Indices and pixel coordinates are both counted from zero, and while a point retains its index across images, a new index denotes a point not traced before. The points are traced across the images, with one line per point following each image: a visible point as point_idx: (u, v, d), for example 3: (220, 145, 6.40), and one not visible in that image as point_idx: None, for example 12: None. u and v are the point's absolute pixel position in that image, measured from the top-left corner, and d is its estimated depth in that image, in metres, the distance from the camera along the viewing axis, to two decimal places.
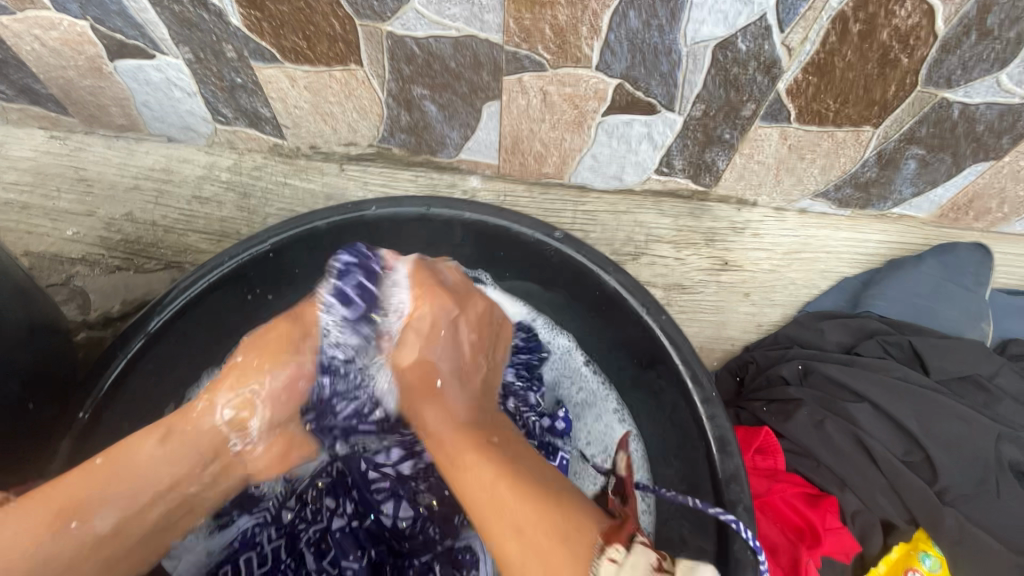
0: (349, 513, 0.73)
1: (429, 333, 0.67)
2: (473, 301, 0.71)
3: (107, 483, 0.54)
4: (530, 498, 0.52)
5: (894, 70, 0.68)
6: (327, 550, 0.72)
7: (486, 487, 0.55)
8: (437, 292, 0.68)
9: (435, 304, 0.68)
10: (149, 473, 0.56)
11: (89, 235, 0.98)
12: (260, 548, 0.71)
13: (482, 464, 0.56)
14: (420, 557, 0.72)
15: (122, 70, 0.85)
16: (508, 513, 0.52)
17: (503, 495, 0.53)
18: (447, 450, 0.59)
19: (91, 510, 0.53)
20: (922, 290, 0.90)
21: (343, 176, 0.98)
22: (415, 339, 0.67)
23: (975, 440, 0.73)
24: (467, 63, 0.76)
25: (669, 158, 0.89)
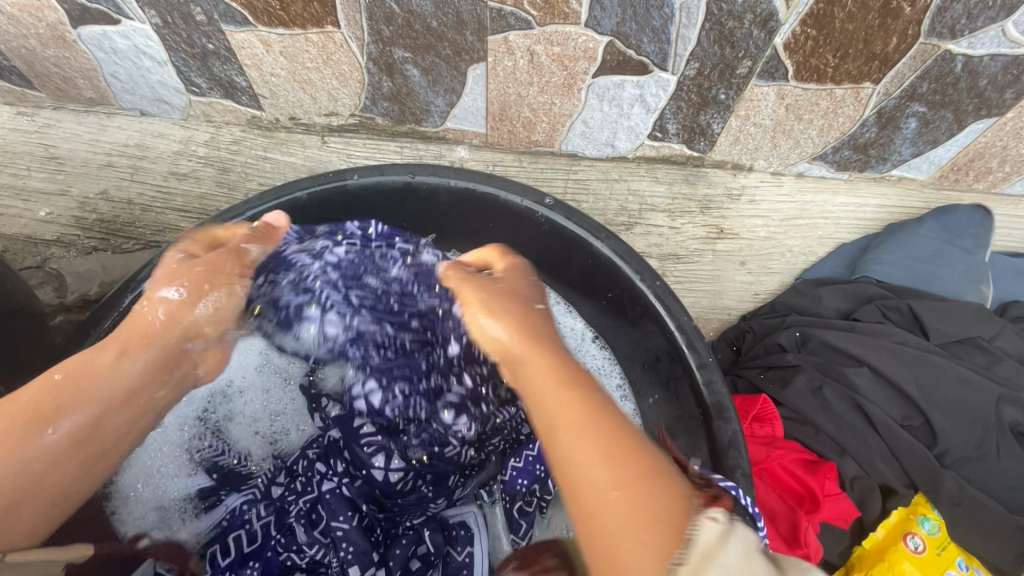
0: (341, 473, 0.71)
1: (519, 271, 0.66)
2: (217, 265, 0.63)
3: (72, 385, 0.52)
4: (620, 447, 0.46)
5: (897, 20, 0.65)
6: (318, 519, 0.68)
7: (580, 433, 0.47)
8: (191, 267, 0.61)
9: (217, 288, 0.62)
10: (118, 364, 0.55)
11: (64, 215, 0.94)
12: (249, 526, 0.69)
13: (578, 401, 0.49)
14: (413, 518, 0.72)
15: (86, 37, 0.81)
16: (588, 453, 0.45)
17: (589, 424, 0.47)
18: (545, 389, 0.51)
19: (60, 406, 0.51)
20: (921, 253, 0.88)
21: (325, 148, 0.94)
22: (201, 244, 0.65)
23: (975, 403, 0.72)
24: (451, 23, 0.72)
25: (663, 122, 0.86)
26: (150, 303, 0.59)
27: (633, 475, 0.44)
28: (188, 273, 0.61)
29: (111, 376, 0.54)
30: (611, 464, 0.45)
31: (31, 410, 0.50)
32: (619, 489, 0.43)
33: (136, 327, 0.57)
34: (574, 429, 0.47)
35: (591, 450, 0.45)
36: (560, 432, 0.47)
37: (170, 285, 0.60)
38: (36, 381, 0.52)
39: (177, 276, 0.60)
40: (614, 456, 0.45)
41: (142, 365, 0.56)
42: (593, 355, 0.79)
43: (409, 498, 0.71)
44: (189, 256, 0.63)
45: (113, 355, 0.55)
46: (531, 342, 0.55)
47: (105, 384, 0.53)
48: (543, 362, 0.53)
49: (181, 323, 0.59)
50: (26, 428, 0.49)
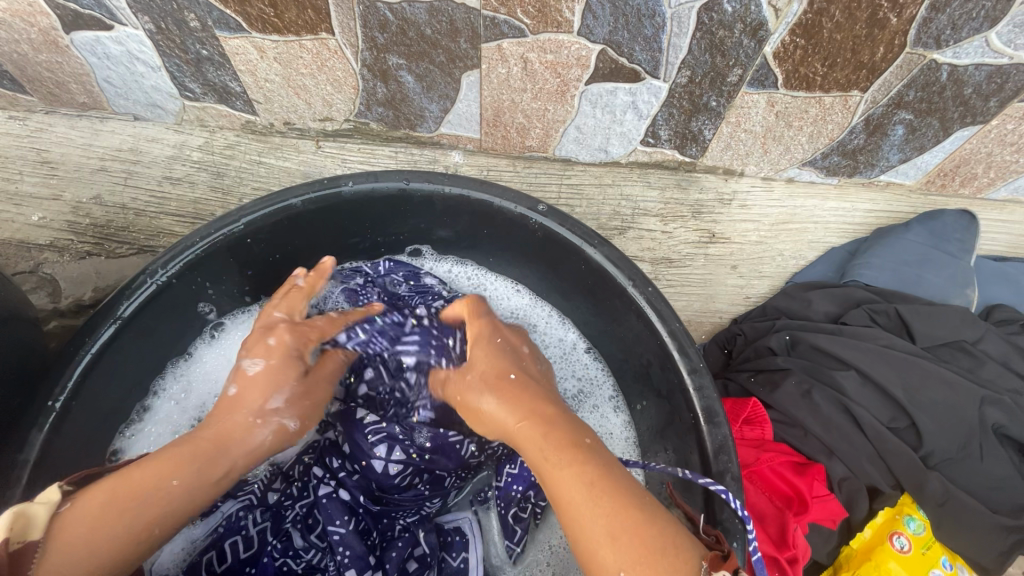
0: (337, 471, 0.71)
1: (483, 340, 0.67)
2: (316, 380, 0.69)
3: (207, 458, 0.55)
4: (623, 513, 0.46)
5: (883, 30, 0.67)
6: (315, 523, 0.69)
7: (587, 509, 0.47)
8: (292, 364, 0.66)
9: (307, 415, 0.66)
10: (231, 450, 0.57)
11: (57, 220, 0.93)
12: (245, 533, 0.68)
13: (576, 470, 0.48)
14: (407, 518, 0.71)
15: (79, 43, 0.81)
16: (597, 531, 0.45)
17: (594, 497, 0.47)
18: (541, 463, 0.50)
19: (193, 487, 0.53)
20: (909, 258, 0.89)
21: (320, 153, 0.95)
22: (295, 296, 0.72)
23: (959, 406, 0.74)
24: (444, 30, 0.73)
25: (655, 128, 0.87)
26: (252, 414, 0.60)
27: (635, 535, 0.45)
28: (304, 393, 0.66)
29: (213, 487, 0.55)
30: (616, 540, 0.45)
31: (145, 487, 0.50)
32: (620, 560, 0.44)
33: (233, 432, 0.58)
34: (579, 506, 0.47)
35: (593, 528, 0.46)
36: (567, 511, 0.48)
37: (276, 389, 0.63)
38: (156, 468, 0.52)
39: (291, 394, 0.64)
40: (616, 525, 0.45)
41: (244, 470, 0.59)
42: (586, 365, 0.81)
43: (406, 494, 0.71)
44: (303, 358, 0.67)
45: (223, 468, 0.56)
46: (522, 422, 0.54)
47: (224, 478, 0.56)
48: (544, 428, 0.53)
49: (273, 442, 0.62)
50: (152, 507, 0.50)
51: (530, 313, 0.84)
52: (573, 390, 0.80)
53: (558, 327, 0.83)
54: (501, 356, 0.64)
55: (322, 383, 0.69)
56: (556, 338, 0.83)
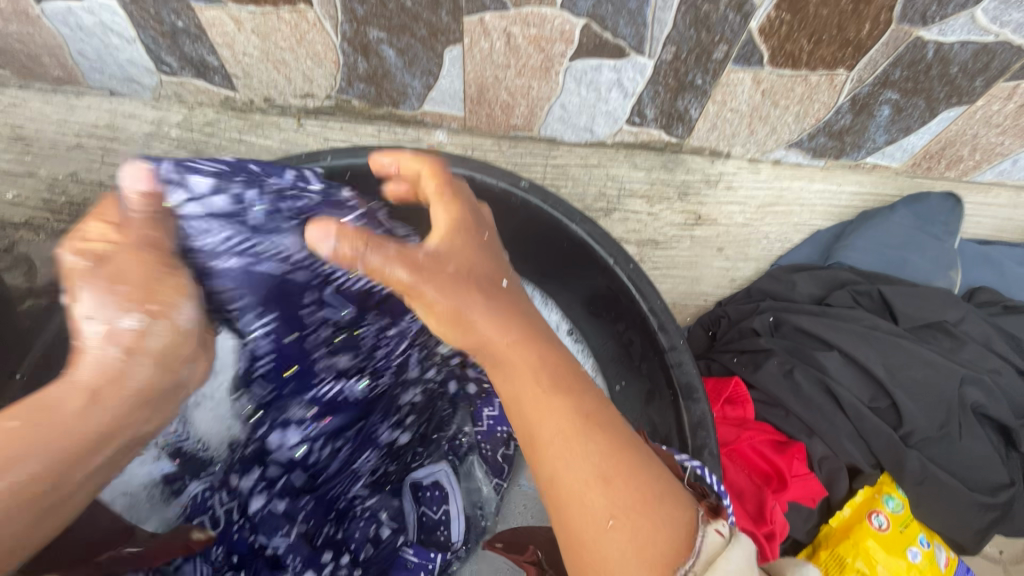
0: (257, 484, 0.66)
1: (466, 225, 0.50)
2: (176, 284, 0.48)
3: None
4: (618, 460, 0.42)
5: (869, 5, 0.66)
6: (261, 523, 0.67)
7: (574, 450, 0.42)
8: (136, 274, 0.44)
9: (147, 303, 0.44)
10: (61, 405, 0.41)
11: (32, 198, 0.92)
12: (213, 512, 0.66)
13: (571, 400, 0.44)
14: (366, 501, 0.73)
15: (51, 13, 0.78)
16: (585, 470, 0.42)
17: (586, 440, 0.43)
18: (532, 388, 0.44)
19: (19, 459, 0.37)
20: (893, 240, 0.89)
21: (301, 131, 0.93)
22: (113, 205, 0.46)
23: (940, 385, 0.73)
24: (425, 2, 0.71)
25: (641, 107, 0.86)
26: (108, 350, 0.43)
27: (625, 479, 0.42)
28: (134, 283, 0.44)
29: (85, 424, 0.41)
30: (609, 483, 0.41)
31: None
32: (611, 504, 0.41)
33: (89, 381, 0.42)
34: (562, 446, 0.42)
35: (580, 471, 0.41)
36: (549, 449, 0.43)
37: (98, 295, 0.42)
38: None
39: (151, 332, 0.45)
40: (605, 473, 0.41)
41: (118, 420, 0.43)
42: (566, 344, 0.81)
43: (330, 470, 0.69)
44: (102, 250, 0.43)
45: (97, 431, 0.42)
46: (515, 341, 0.46)
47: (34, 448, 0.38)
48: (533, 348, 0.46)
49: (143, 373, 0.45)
50: None
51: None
52: None
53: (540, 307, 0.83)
54: (476, 249, 0.49)
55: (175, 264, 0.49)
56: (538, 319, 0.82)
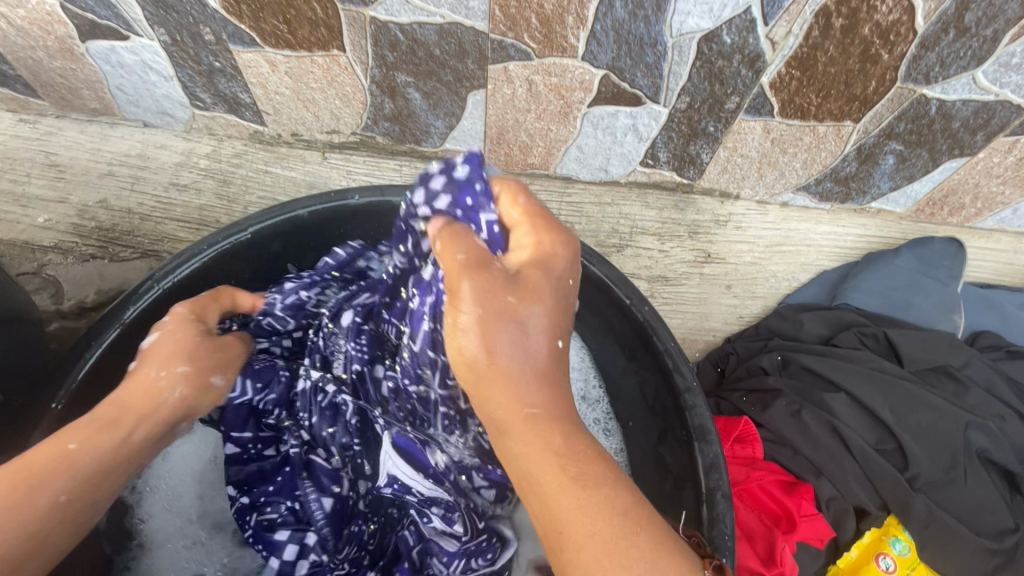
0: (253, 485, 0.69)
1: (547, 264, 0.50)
2: (227, 338, 0.66)
3: (94, 428, 0.52)
4: (625, 520, 0.40)
5: (875, 65, 0.69)
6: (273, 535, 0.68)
7: (588, 518, 0.40)
8: (190, 322, 0.63)
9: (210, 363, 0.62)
10: (106, 428, 0.52)
11: (62, 222, 0.94)
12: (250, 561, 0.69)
13: (571, 475, 0.42)
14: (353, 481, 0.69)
15: (94, 51, 0.82)
16: (595, 543, 0.39)
17: (616, 530, 0.40)
18: (515, 418, 0.44)
19: (89, 451, 0.50)
20: (897, 283, 0.92)
21: (325, 164, 0.96)
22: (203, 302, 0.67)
23: (945, 429, 0.75)
24: (453, 51, 0.75)
25: (654, 150, 0.89)
26: (154, 370, 0.58)
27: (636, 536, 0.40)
28: (201, 346, 0.62)
29: (117, 450, 0.52)
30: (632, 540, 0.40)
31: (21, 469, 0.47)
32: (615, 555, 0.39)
33: (132, 391, 0.56)
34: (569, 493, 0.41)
35: (597, 529, 0.40)
36: (572, 543, 0.40)
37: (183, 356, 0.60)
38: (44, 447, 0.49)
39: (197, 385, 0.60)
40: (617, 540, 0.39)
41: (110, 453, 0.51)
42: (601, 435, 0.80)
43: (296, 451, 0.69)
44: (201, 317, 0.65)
45: (119, 436, 0.53)
46: (535, 413, 0.44)
47: (99, 451, 0.51)
48: (531, 400, 0.45)
49: (189, 401, 0.59)
50: (57, 475, 0.48)
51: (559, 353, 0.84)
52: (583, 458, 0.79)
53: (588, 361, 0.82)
54: (553, 289, 0.49)
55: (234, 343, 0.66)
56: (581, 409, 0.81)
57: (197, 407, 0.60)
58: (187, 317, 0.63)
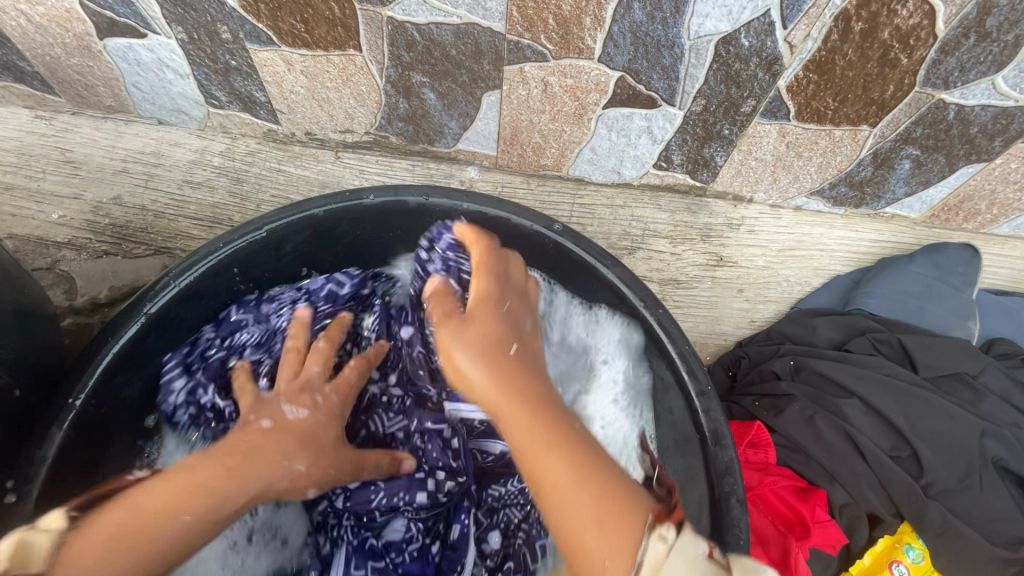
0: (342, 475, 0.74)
1: (491, 299, 0.64)
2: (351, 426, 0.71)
3: (199, 491, 0.54)
4: (587, 463, 0.47)
5: (893, 70, 0.69)
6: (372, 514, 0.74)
7: (564, 463, 0.47)
8: (332, 408, 0.69)
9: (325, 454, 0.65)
10: (209, 492, 0.54)
11: (77, 219, 0.95)
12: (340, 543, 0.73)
13: (544, 422, 0.51)
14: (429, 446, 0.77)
15: (112, 49, 0.83)
16: (559, 468, 0.47)
17: (582, 471, 0.47)
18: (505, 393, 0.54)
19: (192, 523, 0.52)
20: (912, 289, 0.91)
21: (338, 163, 0.97)
22: (315, 353, 0.74)
23: (959, 437, 0.75)
24: (469, 52, 0.75)
25: (668, 153, 0.89)
26: (277, 453, 0.61)
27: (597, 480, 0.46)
28: (325, 454, 0.65)
29: (204, 530, 0.53)
30: (581, 469, 0.47)
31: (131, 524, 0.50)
32: (579, 484, 0.46)
33: (250, 465, 0.58)
34: (541, 438, 0.50)
35: (558, 463, 0.47)
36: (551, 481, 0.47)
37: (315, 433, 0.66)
38: (156, 497, 0.52)
39: (309, 459, 0.62)
40: (577, 475, 0.46)
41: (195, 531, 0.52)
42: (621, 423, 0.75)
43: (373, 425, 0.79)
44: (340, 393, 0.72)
45: (231, 506, 0.55)
46: (525, 393, 0.54)
47: (192, 531, 0.52)
48: (524, 384, 0.56)
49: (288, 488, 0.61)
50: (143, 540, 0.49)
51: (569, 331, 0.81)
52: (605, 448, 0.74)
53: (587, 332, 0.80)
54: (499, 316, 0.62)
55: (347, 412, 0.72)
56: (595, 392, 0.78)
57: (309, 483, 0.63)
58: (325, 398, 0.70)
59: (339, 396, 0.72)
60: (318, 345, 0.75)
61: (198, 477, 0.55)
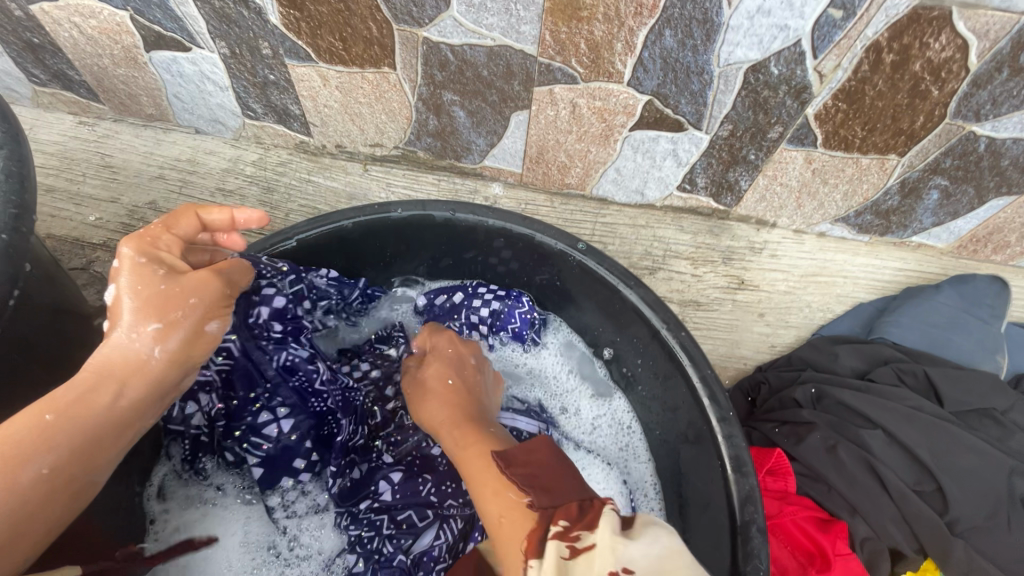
0: (391, 480, 0.73)
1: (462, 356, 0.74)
2: (203, 279, 0.62)
3: (76, 392, 0.54)
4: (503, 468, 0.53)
5: (924, 101, 0.69)
6: (410, 521, 0.71)
7: (484, 481, 0.53)
8: (156, 275, 0.58)
9: (185, 321, 0.60)
10: (87, 397, 0.54)
11: (113, 221, 0.97)
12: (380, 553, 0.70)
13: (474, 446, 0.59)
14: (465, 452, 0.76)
15: (157, 60, 0.86)
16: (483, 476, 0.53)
17: (492, 473, 0.53)
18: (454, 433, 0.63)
19: (72, 418, 0.53)
20: (938, 320, 0.90)
21: (366, 176, 0.99)
22: (157, 235, 0.61)
23: (987, 474, 0.73)
24: (500, 73, 0.77)
25: (693, 176, 0.89)
26: (133, 337, 0.57)
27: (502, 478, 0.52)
28: (174, 304, 0.59)
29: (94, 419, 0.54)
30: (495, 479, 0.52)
31: (2, 449, 0.49)
32: (488, 488, 0.52)
33: (119, 361, 0.57)
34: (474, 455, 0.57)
35: (483, 474, 0.54)
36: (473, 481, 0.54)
37: (167, 312, 0.58)
38: (25, 413, 0.51)
39: (182, 338, 0.60)
40: (494, 477, 0.52)
41: (75, 423, 0.53)
42: (632, 439, 0.82)
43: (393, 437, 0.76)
44: (160, 260, 0.59)
45: (107, 395, 0.55)
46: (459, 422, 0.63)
47: (71, 425, 0.53)
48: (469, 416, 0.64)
49: (175, 351, 0.59)
50: (22, 456, 0.49)
51: (562, 348, 0.88)
52: (613, 454, 0.81)
53: (598, 386, 0.85)
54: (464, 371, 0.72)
55: (206, 276, 0.62)
56: (597, 406, 0.84)
57: (187, 358, 0.61)
58: (154, 269, 0.59)
59: (167, 257, 0.60)
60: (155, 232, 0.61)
61: (56, 393, 0.54)
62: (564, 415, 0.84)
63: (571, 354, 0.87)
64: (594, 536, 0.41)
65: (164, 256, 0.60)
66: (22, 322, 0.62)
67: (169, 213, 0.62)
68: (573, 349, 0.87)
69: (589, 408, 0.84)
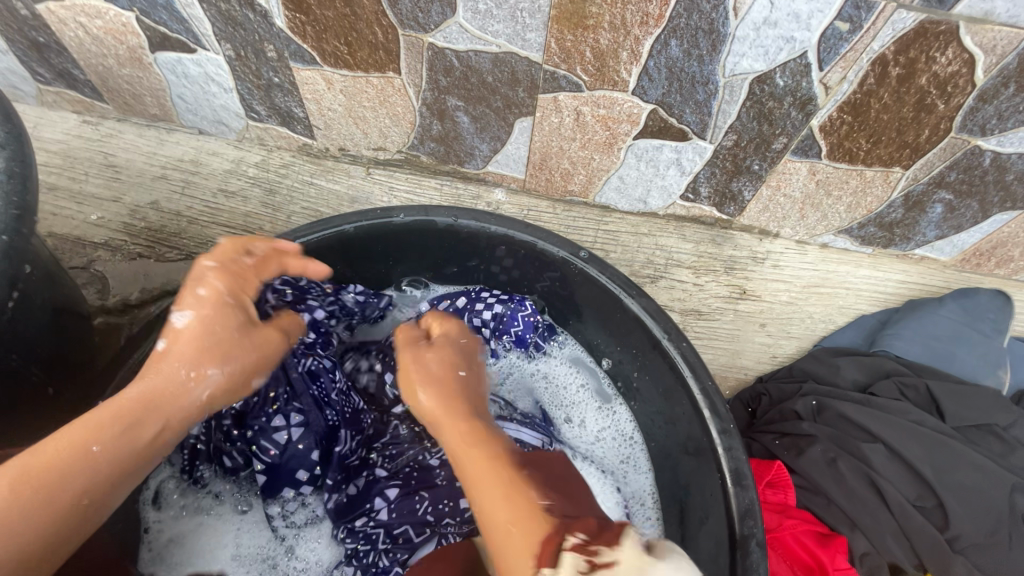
0: (386, 497, 0.71)
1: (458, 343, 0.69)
2: (268, 336, 0.66)
3: (129, 417, 0.54)
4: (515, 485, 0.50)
5: (930, 115, 0.69)
6: (406, 536, 0.70)
7: (496, 496, 0.49)
8: (231, 314, 0.63)
9: (239, 367, 0.62)
10: (136, 427, 0.54)
11: (114, 221, 0.97)
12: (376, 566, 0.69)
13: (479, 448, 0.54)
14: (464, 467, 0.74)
15: (162, 61, 0.86)
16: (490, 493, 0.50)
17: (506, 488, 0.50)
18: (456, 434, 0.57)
19: (119, 447, 0.52)
20: (941, 333, 0.89)
21: (369, 179, 0.98)
22: (240, 278, 0.65)
23: (989, 490, 0.73)
24: (505, 79, 0.77)
25: (696, 185, 0.89)
26: (189, 371, 0.59)
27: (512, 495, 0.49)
28: (234, 347, 0.62)
29: (138, 452, 0.54)
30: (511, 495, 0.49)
31: (43, 469, 0.48)
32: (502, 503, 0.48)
33: (169, 392, 0.57)
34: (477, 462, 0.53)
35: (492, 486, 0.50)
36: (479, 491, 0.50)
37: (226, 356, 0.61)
38: (76, 436, 0.51)
39: (229, 386, 0.62)
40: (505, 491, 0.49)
41: (118, 452, 0.52)
42: (634, 451, 0.81)
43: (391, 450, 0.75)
44: (239, 306, 0.64)
45: (155, 427, 0.55)
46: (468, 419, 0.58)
47: (117, 455, 0.52)
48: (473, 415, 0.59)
49: (219, 395, 0.61)
50: (60, 482, 0.49)
51: (573, 360, 0.87)
52: (615, 466, 0.81)
53: (604, 398, 0.85)
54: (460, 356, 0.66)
55: (270, 331, 0.67)
56: (601, 417, 0.84)
57: (220, 401, 0.63)
58: (224, 308, 0.63)
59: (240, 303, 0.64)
60: (236, 276, 0.65)
61: (100, 419, 0.53)
62: (568, 425, 0.84)
63: (580, 367, 0.87)
64: (615, 553, 0.41)
65: (237, 301, 0.64)
66: (23, 324, 0.62)
67: (258, 255, 0.67)
68: (581, 363, 0.87)
69: (592, 419, 0.84)
